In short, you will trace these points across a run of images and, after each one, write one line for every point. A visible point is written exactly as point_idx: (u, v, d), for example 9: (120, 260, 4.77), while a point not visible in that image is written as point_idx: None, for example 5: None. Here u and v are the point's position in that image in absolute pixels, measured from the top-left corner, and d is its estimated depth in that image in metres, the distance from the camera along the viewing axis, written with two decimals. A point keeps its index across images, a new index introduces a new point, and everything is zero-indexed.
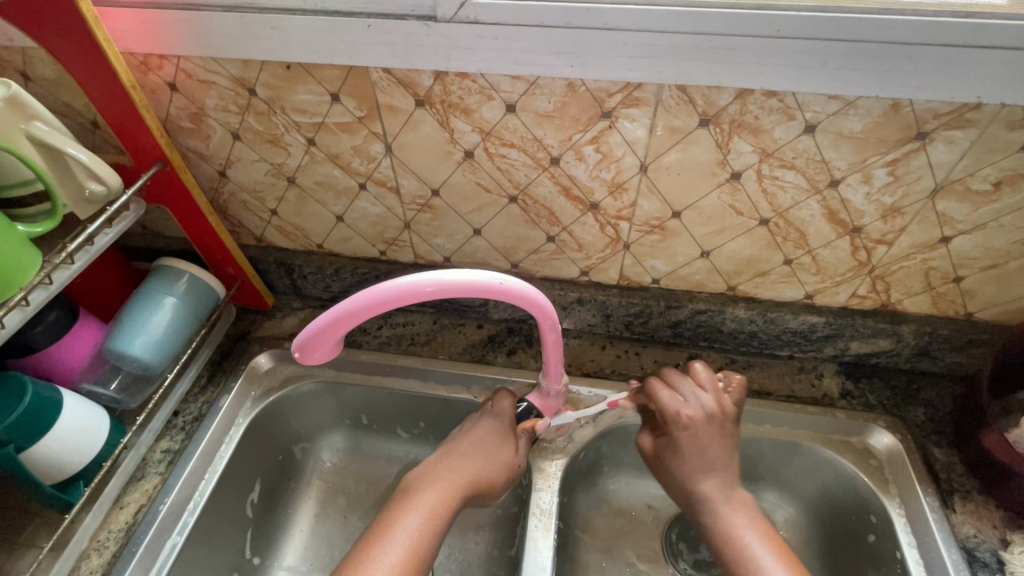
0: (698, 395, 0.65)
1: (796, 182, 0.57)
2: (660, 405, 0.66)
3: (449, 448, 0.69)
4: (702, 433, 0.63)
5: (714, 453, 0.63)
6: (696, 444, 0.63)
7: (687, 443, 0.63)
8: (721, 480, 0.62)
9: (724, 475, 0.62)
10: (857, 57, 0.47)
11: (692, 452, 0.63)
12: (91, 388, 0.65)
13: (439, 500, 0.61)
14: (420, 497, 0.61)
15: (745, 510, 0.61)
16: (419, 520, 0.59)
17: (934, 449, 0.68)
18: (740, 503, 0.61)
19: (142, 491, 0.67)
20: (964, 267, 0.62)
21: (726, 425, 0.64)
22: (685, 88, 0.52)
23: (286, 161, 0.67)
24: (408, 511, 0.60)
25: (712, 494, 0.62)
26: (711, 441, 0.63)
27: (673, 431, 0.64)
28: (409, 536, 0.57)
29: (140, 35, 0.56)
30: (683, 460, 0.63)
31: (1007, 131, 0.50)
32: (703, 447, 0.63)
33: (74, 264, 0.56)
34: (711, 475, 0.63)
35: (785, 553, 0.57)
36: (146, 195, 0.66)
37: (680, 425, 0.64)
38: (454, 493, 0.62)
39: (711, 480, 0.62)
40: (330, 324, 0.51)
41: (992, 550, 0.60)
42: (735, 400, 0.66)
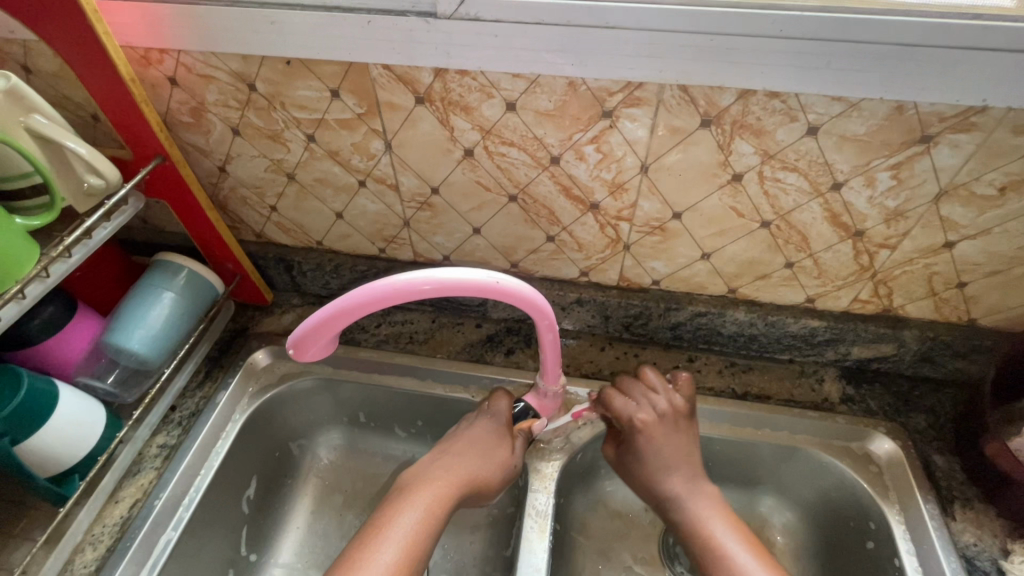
0: (648, 399, 0.67)
1: (799, 184, 0.57)
2: (614, 412, 0.67)
3: (444, 447, 0.69)
4: (657, 432, 0.65)
5: (665, 453, 0.65)
6: (654, 444, 0.65)
7: (647, 444, 0.65)
8: (677, 473, 0.64)
9: (681, 470, 0.64)
10: (862, 58, 0.46)
11: (648, 449, 0.65)
12: (88, 382, 0.65)
13: (433, 499, 0.61)
14: (414, 497, 0.61)
15: (708, 498, 0.63)
16: (414, 520, 0.59)
17: (934, 456, 0.67)
18: (703, 495, 0.63)
19: (138, 485, 0.66)
20: (967, 272, 0.61)
21: (678, 422, 0.66)
22: (686, 88, 0.51)
23: (286, 157, 0.67)
24: (403, 512, 0.59)
25: (674, 488, 0.64)
26: (669, 440, 0.65)
27: (632, 436, 0.66)
28: (404, 536, 0.57)
29: (140, 29, 0.56)
30: (645, 461, 0.65)
31: (1014, 135, 0.49)
32: (664, 445, 0.65)
33: (72, 257, 0.56)
34: (668, 471, 0.64)
35: (751, 543, 0.58)
36: (146, 190, 0.66)
37: (635, 430, 0.66)
38: (448, 493, 0.62)
39: (673, 476, 0.64)
40: (325, 321, 0.51)
41: (991, 559, 0.60)
42: (685, 397, 0.67)
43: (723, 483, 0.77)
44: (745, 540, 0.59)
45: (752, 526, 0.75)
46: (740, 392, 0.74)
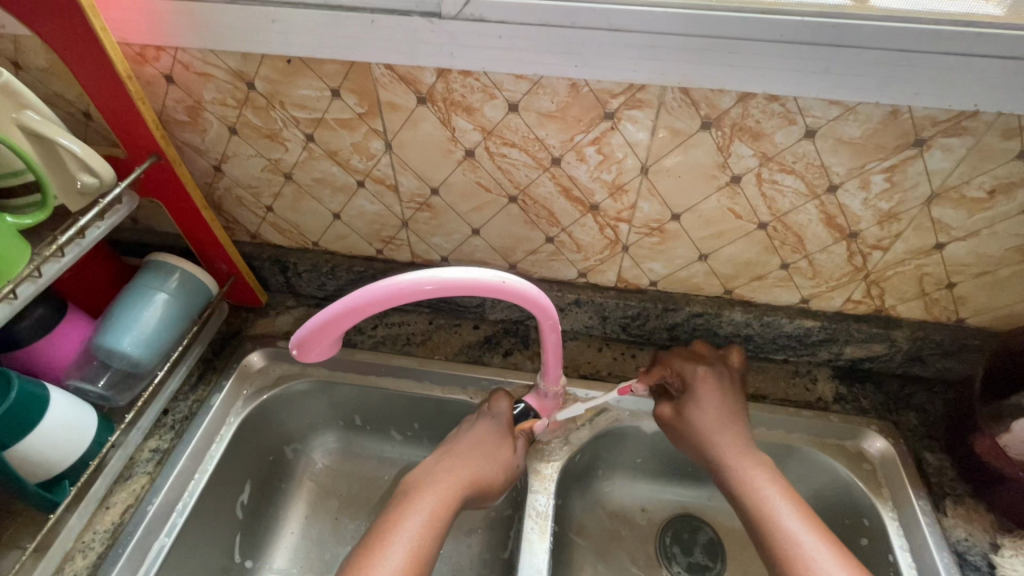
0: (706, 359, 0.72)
1: (795, 186, 0.58)
2: (674, 367, 0.71)
3: (446, 449, 0.68)
4: (716, 385, 0.69)
5: (719, 410, 0.67)
6: (711, 398, 0.68)
7: (704, 399, 0.68)
8: (730, 442, 0.65)
9: (735, 432, 0.66)
10: (858, 63, 0.47)
11: (700, 403, 0.68)
12: (79, 386, 0.64)
13: (438, 501, 0.61)
14: (418, 499, 0.61)
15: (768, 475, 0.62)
16: (419, 523, 0.58)
17: (925, 453, 0.69)
18: (756, 461, 0.63)
19: (129, 491, 0.65)
20: (957, 273, 0.63)
21: (733, 379, 0.71)
22: (687, 90, 0.52)
23: (284, 157, 0.67)
24: (407, 515, 0.59)
25: (730, 452, 0.64)
26: (721, 399, 0.68)
27: (693, 386, 0.69)
28: (410, 539, 0.57)
29: (137, 26, 0.55)
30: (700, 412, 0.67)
31: (1003, 140, 0.50)
32: (719, 402, 0.68)
33: (64, 257, 0.55)
34: (727, 433, 0.66)
35: (796, 501, 0.59)
36: (139, 189, 0.65)
37: (696, 379, 0.69)
38: (453, 495, 0.62)
39: (728, 437, 0.65)
40: (330, 321, 0.50)
41: (982, 553, 0.61)
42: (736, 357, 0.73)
43: None
44: (798, 506, 0.59)
45: None
46: None
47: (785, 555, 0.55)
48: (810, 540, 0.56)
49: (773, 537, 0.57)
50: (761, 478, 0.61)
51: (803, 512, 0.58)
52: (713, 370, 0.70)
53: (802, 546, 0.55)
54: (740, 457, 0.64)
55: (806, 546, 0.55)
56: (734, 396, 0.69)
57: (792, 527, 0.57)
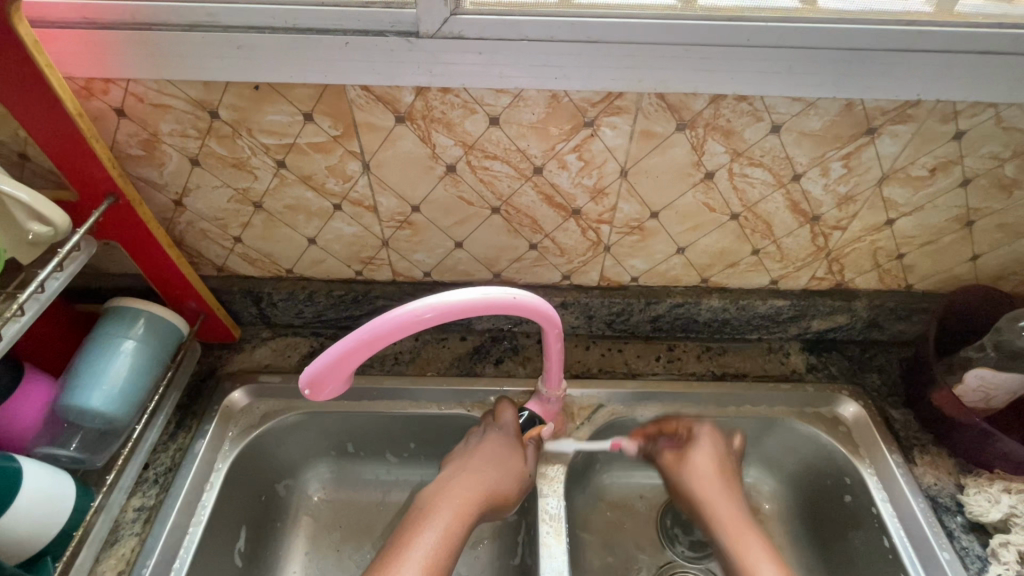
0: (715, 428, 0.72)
1: (763, 178, 0.62)
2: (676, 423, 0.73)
3: (460, 463, 0.69)
4: (709, 441, 0.70)
5: (716, 471, 0.68)
6: (707, 454, 0.69)
7: (701, 457, 0.69)
8: (722, 498, 0.66)
9: (724, 493, 0.66)
10: (817, 62, 0.51)
11: (693, 462, 0.69)
12: (48, 451, 0.59)
13: (454, 517, 0.62)
14: (435, 515, 0.62)
15: (756, 532, 0.62)
16: (436, 536, 0.59)
17: (890, 410, 0.76)
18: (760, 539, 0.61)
19: (118, 556, 0.61)
20: (905, 245, 0.69)
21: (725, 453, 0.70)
22: (663, 95, 0.54)
23: (253, 186, 0.64)
24: (423, 530, 0.60)
25: (724, 516, 0.64)
26: (716, 459, 0.69)
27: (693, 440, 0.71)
28: (426, 553, 0.58)
29: (82, 60, 0.51)
30: (698, 466, 0.68)
31: (940, 123, 0.56)
32: (716, 464, 0.68)
33: (25, 316, 0.50)
34: (720, 494, 0.66)
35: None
36: (96, 234, 0.60)
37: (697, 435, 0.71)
38: (468, 509, 0.63)
39: (722, 498, 0.66)
40: (342, 358, 0.49)
41: (951, 494, 0.68)
42: (702, 426, 0.72)
43: None
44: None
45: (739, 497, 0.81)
46: (719, 374, 0.79)
47: None
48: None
49: None
50: (759, 553, 0.60)
51: None
52: (718, 431, 0.71)
53: None
54: (736, 521, 0.63)
55: None
56: (732, 463, 0.70)
57: None
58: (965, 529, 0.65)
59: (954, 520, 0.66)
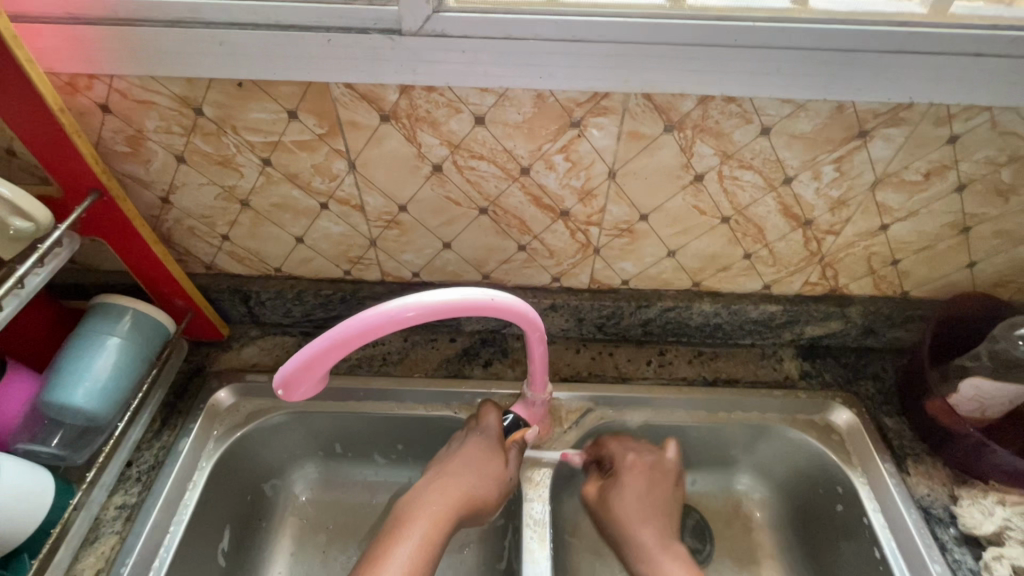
0: (642, 446, 0.72)
1: (754, 181, 0.61)
2: (607, 450, 0.73)
3: (438, 469, 0.68)
4: (642, 470, 0.69)
5: (642, 497, 0.68)
6: (634, 482, 0.68)
7: (627, 485, 0.68)
8: (649, 529, 0.65)
9: (653, 521, 0.66)
10: (805, 64, 0.50)
11: (620, 489, 0.68)
12: (28, 448, 0.59)
13: (431, 527, 0.61)
14: (411, 526, 0.61)
15: (678, 558, 0.62)
16: (412, 548, 0.58)
17: (884, 418, 0.74)
18: (679, 561, 0.62)
19: (97, 554, 0.60)
20: (900, 250, 0.68)
21: (661, 475, 0.70)
22: (649, 96, 0.53)
23: (239, 184, 0.63)
24: (398, 542, 0.59)
25: (650, 545, 0.64)
26: (647, 482, 0.69)
27: (619, 470, 0.70)
28: (402, 566, 0.57)
29: (65, 55, 0.51)
30: (625, 497, 0.68)
31: (934, 127, 0.55)
32: (641, 493, 0.68)
33: (4, 311, 0.50)
34: (645, 524, 0.66)
35: None
36: (80, 229, 0.60)
37: (623, 465, 0.70)
38: (445, 518, 0.62)
39: (648, 527, 0.65)
40: (315, 357, 0.48)
41: (944, 506, 0.66)
42: (627, 452, 0.71)
43: (700, 468, 0.81)
44: None
45: (730, 504, 0.80)
46: (710, 379, 0.78)
47: None
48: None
49: None
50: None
51: None
52: (642, 458, 0.71)
53: None
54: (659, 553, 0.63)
55: None
56: (664, 489, 0.69)
57: None
58: (957, 541, 0.64)
59: (947, 532, 0.64)
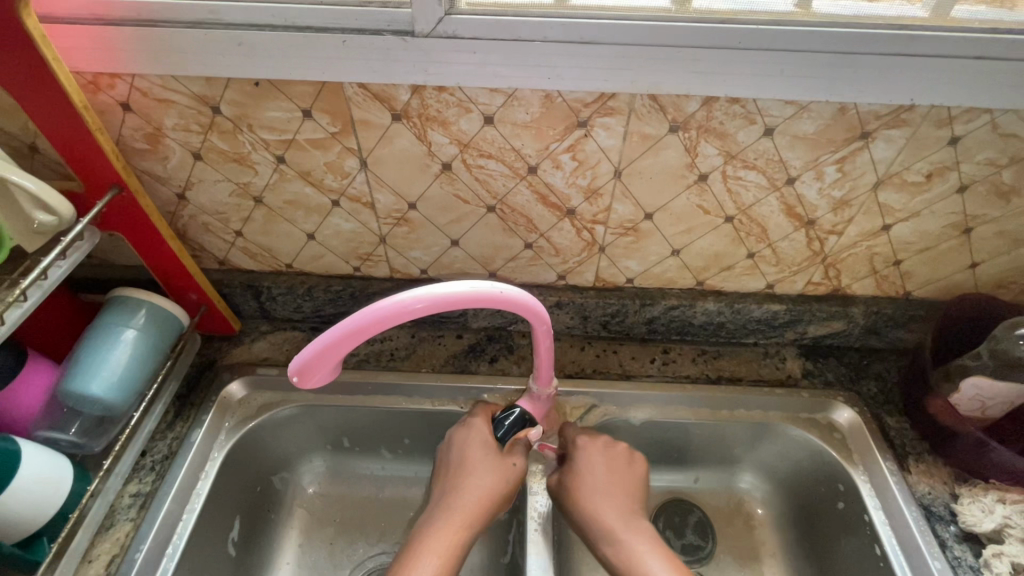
0: (595, 433, 0.72)
1: (757, 181, 0.62)
2: (566, 435, 0.73)
3: (444, 479, 0.68)
4: (593, 451, 0.69)
5: (604, 479, 0.67)
6: (591, 464, 0.68)
7: (591, 468, 0.68)
8: (602, 509, 0.65)
9: (614, 499, 0.66)
10: (808, 66, 0.51)
11: (579, 471, 0.68)
12: (48, 435, 0.61)
13: (446, 540, 0.61)
14: (428, 540, 0.61)
15: (646, 537, 0.62)
16: (433, 564, 0.59)
17: (886, 418, 0.75)
18: (640, 537, 0.62)
19: (113, 540, 0.62)
20: (903, 251, 0.69)
21: (619, 455, 0.69)
22: (655, 97, 0.55)
23: (253, 181, 0.65)
24: (418, 558, 0.59)
25: (615, 528, 0.63)
26: (604, 464, 0.68)
27: (571, 455, 0.70)
28: None
29: (89, 55, 0.52)
30: (585, 481, 0.67)
31: (935, 129, 0.56)
32: (603, 472, 0.67)
33: (27, 302, 0.51)
34: (605, 502, 0.65)
35: None
36: (100, 224, 0.62)
37: (578, 448, 0.70)
38: (459, 528, 0.63)
39: (607, 506, 0.65)
40: (329, 347, 0.50)
41: (944, 504, 0.67)
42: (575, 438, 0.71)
43: (702, 466, 0.82)
44: None
45: (732, 502, 0.81)
46: (713, 377, 0.79)
47: None
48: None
49: None
50: (645, 551, 0.60)
51: None
52: (595, 440, 0.70)
53: None
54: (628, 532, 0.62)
55: None
56: (621, 469, 0.68)
57: None
58: (958, 539, 0.64)
59: (948, 529, 0.65)
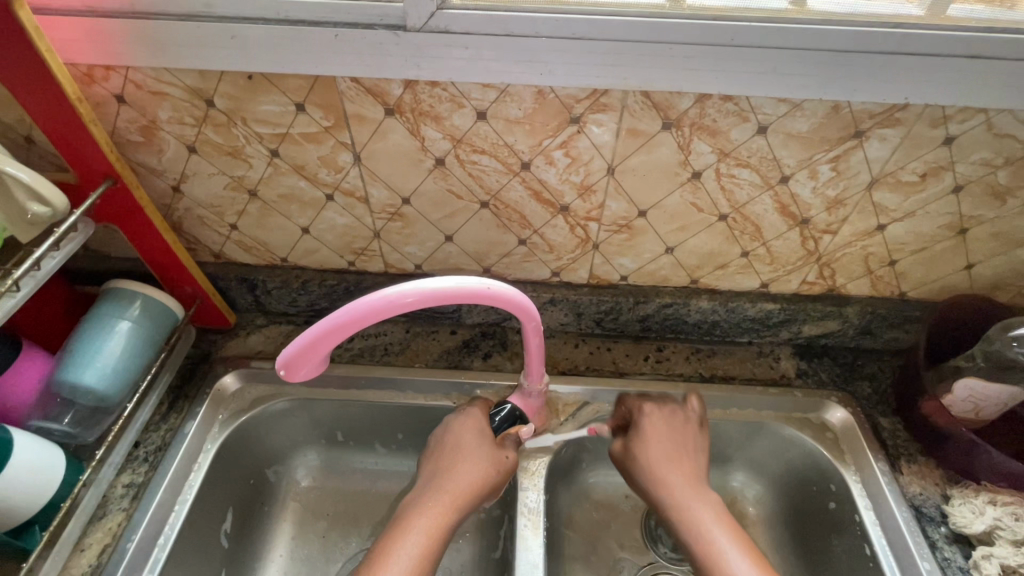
0: (666, 402, 0.71)
1: (751, 179, 0.62)
2: (630, 404, 0.73)
3: (437, 463, 0.68)
4: (662, 419, 0.69)
5: (671, 446, 0.67)
6: (658, 434, 0.68)
7: (656, 436, 0.67)
8: (674, 477, 0.64)
9: (682, 466, 0.65)
10: (801, 63, 0.51)
11: (647, 438, 0.67)
12: (41, 425, 0.61)
13: (432, 521, 0.61)
14: (414, 521, 0.61)
15: (710, 505, 0.61)
16: (416, 544, 0.59)
17: (879, 418, 0.75)
18: (708, 504, 0.61)
19: (105, 529, 0.63)
20: (897, 251, 0.69)
21: (684, 424, 0.69)
22: (648, 93, 0.54)
23: (248, 174, 0.65)
24: (402, 537, 0.59)
25: (681, 493, 0.63)
26: (672, 435, 0.68)
27: (636, 423, 0.70)
28: (406, 561, 0.57)
29: (83, 46, 0.53)
30: (649, 448, 0.67)
31: (929, 128, 0.56)
32: (666, 440, 0.67)
33: (20, 291, 0.52)
34: (672, 470, 0.65)
35: (751, 552, 0.57)
36: (94, 215, 0.62)
37: (642, 415, 0.70)
38: (447, 511, 0.62)
39: (675, 472, 0.64)
40: (316, 340, 0.50)
41: (935, 505, 0.67)
42: (642, 407, 0.71)
43: None
44: (747, 552, 0.56)
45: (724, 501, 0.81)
46: (707, 376, 0.79)
47: None
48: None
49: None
50: (709, 520, 0.60)
51: (759, 566, 0.55)
52: (661, 408, 0.70)
53: None
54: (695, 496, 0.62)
55: None
56: (687, 437, 0.68)
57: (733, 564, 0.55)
58: (948, 540, 0.64)
59: (938, 530, 0.65)
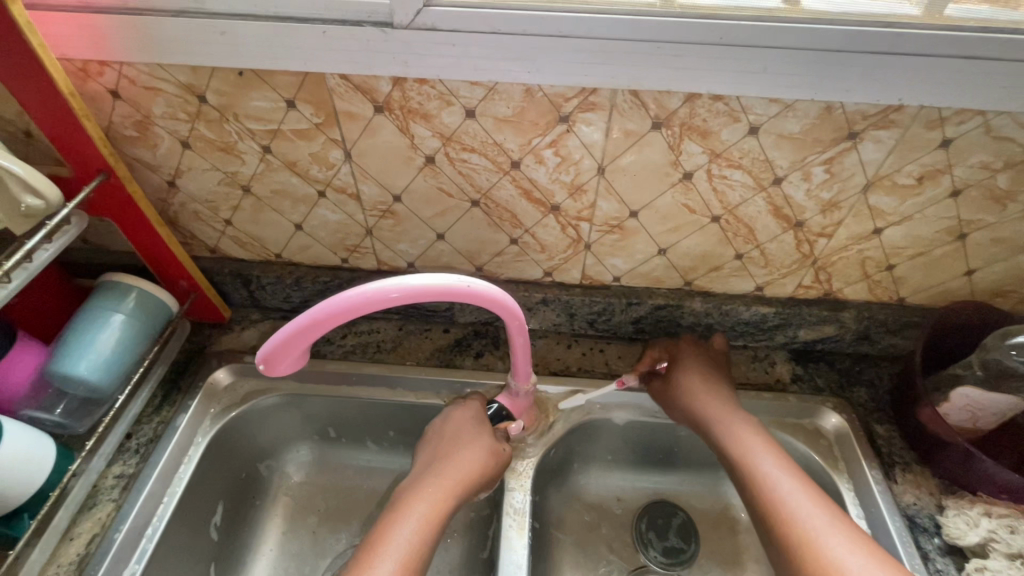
0: (693, 340, 0.77)
1: (743, 181, 0.61)
2: (661, 344, 0.77)
3: (436, 449, 0.69)
4: (696, 353, 0.75)
5: (707, 374, 0.73)
6: (693, 361, 0.74)
7: (691, 368, 0.73)
8: (710, 399, 0.70)
9: (716, 389, 0.71)
10: (792, 63, 0.50)
11: (683, 367, 0.73)
12: (34, 414, 0.62)
13: (430, 507, 0.62)
14: (411, 508, 0.61)
15: (744, 421, 0.68)
16: (413, 530, 0.59)
17: (875, 425, 0.73)
18: (741, 421, 0.68)
19: (94, 519, 0.63)
20: (895, 255, 0.67)
21: (715, 358, 0.75)
22: (637, 92, 0.54)
23: (241, 170, 0.66)
24: (398, 525, 0.59)
25: (718, 413, 0.69)
26: (705, 363, 0.74)
27: (679, 356, 0.75)
28: (401, 550, 0.57)
29: (77, 41, 0.53)
30: (690, 376, 0.72)
31: (926, 130, 0.55)
32: (701, 367, 0.73)
33: (12, 283, 0.53)
34: (711, 392, 0.71)
35: (790, 465, 0.63)
36: (89, 209, 0.63)
37: (679, 352, 0.75)
38: (445, 498, 0.63)
39: (711, 394, 0.70)
40: (297, 334, 0.50)
41: (930, 515, 0.65)
42: (682, 345, 0.76)
43: (688, 469, 0.82)
44: (782, 460, 0.63)
45: (717, 506, 0.80)
46: None
47: (763, 491, 0.61)
48: (811, 506, 0.58)
49: (751, 480, 0.62)
50: (744, 432, 0.66)
51: (798, 476, 0.61)
52: (695, 346, 0.76)
53: (778, 486, 0.60)
54: (737, 425, 0.67)
55: (783, 486, 0.60)
56: (717, 367, 0.74)
57: (770, 470, 0.62)
58: (941, 551, 0.63)
59: (931, 541, 0.63)
